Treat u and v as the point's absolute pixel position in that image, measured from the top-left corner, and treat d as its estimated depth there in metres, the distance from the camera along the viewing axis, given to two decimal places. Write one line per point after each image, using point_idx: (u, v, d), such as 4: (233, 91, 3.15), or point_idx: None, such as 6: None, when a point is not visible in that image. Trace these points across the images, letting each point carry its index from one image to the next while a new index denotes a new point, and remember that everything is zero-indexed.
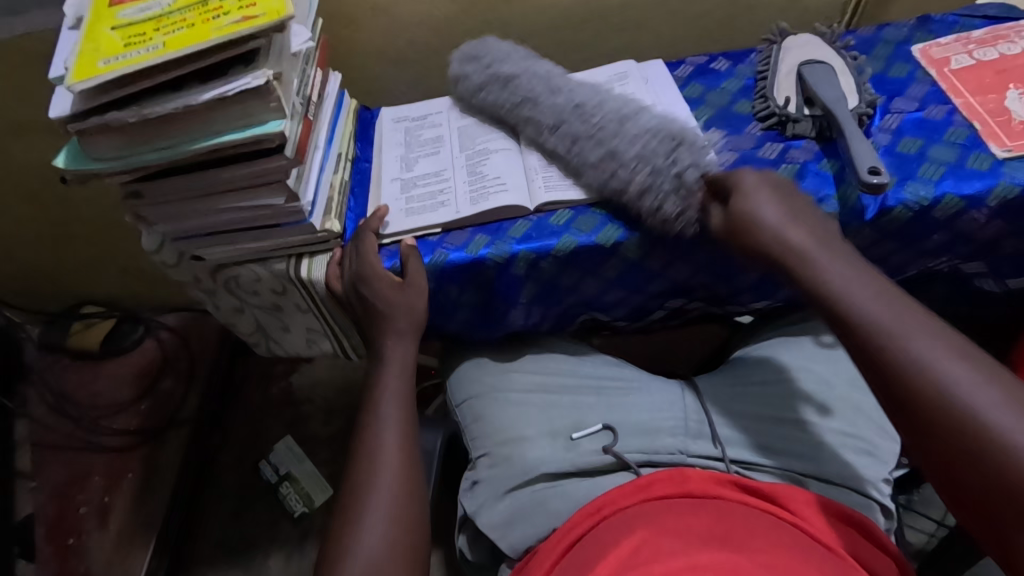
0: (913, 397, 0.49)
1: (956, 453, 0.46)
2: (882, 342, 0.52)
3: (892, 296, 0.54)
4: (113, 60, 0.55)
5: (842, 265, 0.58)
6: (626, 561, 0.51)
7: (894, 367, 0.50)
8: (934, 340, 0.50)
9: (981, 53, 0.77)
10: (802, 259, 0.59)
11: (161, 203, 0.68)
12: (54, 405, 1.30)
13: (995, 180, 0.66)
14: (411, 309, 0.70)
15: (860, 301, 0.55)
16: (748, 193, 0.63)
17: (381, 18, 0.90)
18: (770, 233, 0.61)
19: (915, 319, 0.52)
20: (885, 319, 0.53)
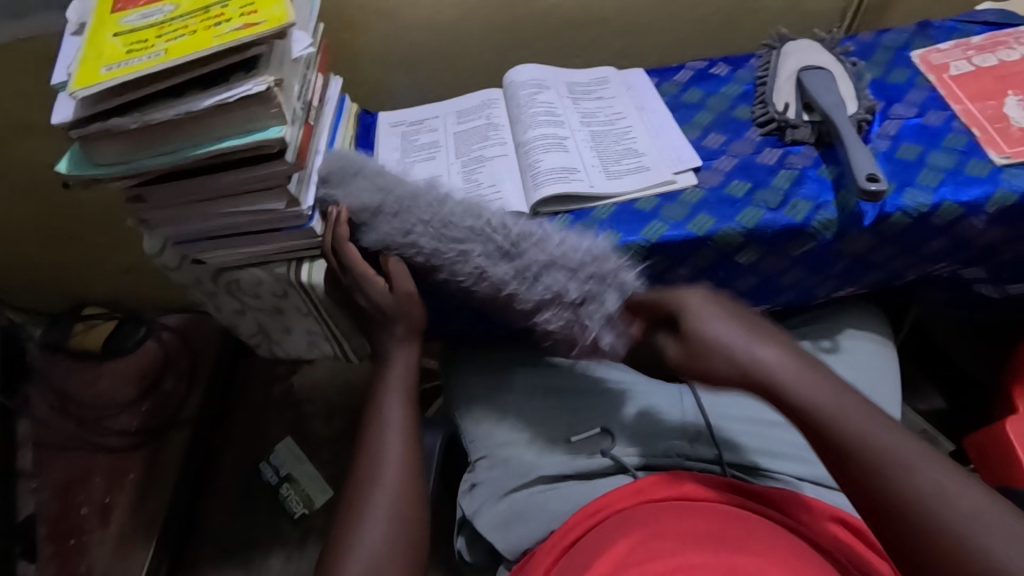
0: (926, 548, 0.44)
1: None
2: (873, 468, 0.47)
3: (855, 408, 0.50)
4: (116, 66, 0.56)
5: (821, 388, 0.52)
6: (620, 560, 0.51)
7: (895, 503, 0.46)
8: (925, 466, 0.46)
9: (981, 59, 0.77)
10: (778, 384, 0.53)
11: (163, 208, 0.68)
12: (57, 406, 1.30)
13: (994, 187, 0.66)
14: (409, 315, 0.70)
15: (843, 423, 0.49)
16: (697, 315, 0.57)
17: (383, 22, 0.90)
18: (737, 352, 0.54)
19: (891, 437, 0.48)
20: (872, 443, 0.48)
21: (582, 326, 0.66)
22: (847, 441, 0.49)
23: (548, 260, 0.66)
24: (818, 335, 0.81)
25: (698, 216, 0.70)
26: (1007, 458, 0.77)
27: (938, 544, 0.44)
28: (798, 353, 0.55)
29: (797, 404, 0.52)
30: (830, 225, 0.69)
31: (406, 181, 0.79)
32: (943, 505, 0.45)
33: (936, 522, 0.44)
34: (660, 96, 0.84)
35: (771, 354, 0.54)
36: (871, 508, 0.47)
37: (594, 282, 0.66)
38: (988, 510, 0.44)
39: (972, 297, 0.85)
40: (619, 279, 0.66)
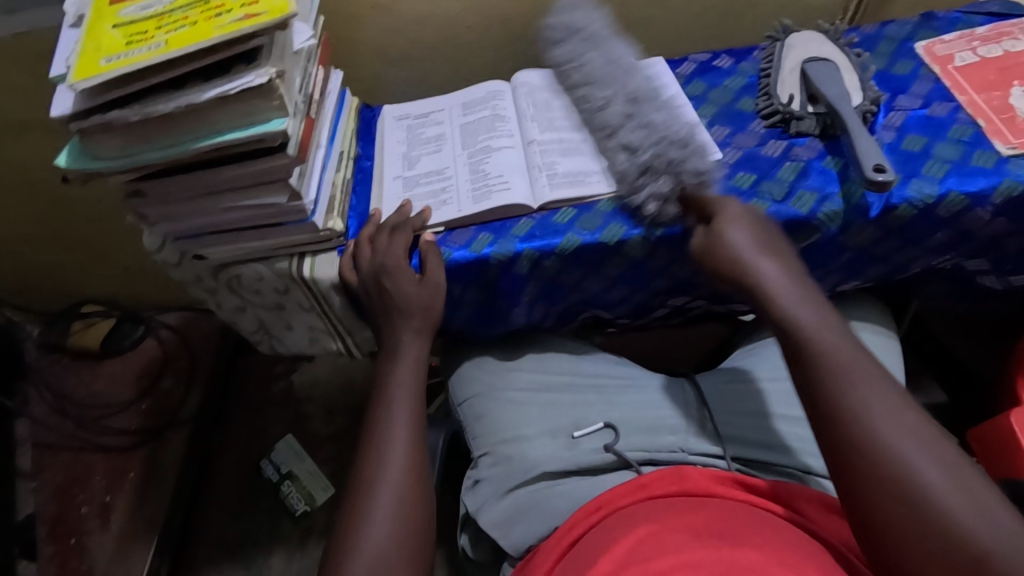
0: (849, 447, 0.48)
1: (867, 502, 0.46)
2: (824, 378, 0.51)
3: (831, 325, 0.55)
4: (115, 58, 0.55)
5: (807, 303, 0.57)
6: (624, 559, 0.50)
7: (829, 409, 0.50)
8: (875, 385, 0.49)
9: (985, 50, 0.77)
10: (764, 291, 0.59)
11: (163, 202, 0.68)
12: (55, 405, 1.29)
13: (1000, 178, 0.65)
14: (430, 308, 0.70)
15: (816, 332, 0.54)
16: (727, 218, 0.64)
17: (383, 16, 0.89)
18: (738, 255, 0.61)
19: (853, 354, 0.52)
20: (827, 355, 0.52)
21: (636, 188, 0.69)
22: (810, 348, 0.53)
23: (648, 124, 0.71)
24: None
25: None
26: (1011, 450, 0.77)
27: (853, 448, 0.47)
28: (796, 273, 0.60)
29: (779, 310, 0.57)
30: (835, 218, 0.68)
31: (409, 175, 0.79)
32: (874, 419, 0.48)
33: (859, 432, 0.47)
34: (680, 86, 0.83)
35: (771, 265, 0.60)
36: (810, 410, 0.51)
37: (655, 161, 0.68)
38: (919, 434, 0.47)
39: (975, 289, 0.85)
40: (688, 158, 0.67)
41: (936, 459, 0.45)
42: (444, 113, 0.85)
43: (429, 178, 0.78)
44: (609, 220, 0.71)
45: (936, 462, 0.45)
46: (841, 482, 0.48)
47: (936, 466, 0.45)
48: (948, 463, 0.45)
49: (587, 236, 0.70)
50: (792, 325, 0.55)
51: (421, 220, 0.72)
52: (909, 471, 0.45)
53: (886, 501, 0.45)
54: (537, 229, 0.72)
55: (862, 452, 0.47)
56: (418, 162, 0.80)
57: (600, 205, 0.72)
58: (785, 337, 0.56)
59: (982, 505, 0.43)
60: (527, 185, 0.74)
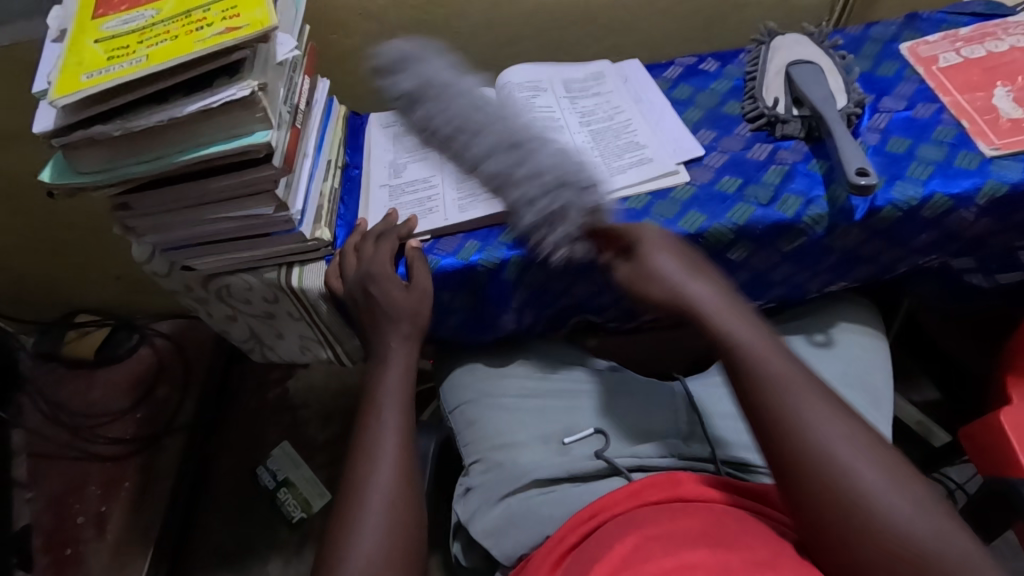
0: (798, 465, 0.49)
1: (816, 513, 0.48)
2: (767, 394, 0.53)
3: (764, 340, 0.56)
4: (96, 73, 0.55)
5: (742, 322, 0.58)
6: (620, 562, 0.50)
7: (774, 425, 0.51)
8: (814, 398, 0.52)
9: (968, 51, 0.77)
10: (698, 309, 0.59)
11: (150, 214, 0.68)
12: (49, 415, 1.29)
13: (983, 179, 0.66)
14: (418, 314, 0.69)
15: (753, 347, 0.56)
16: (650, 245, 0.64)
17: (370, 23, 0.89)
18: (673, 283, 0.61)
19: (785, 365, 0.54)
20: (768, 370, 0.54)
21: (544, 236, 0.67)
22: (751, 364, 0.54)
23: (602, 142, 0.76)
24: (811, 330, 0.81)
25: (688, 213, 0.70)
26: (1001, 448, 0.77)
27: (800, 461, 0.49)
28: (728, 290, 0.61)
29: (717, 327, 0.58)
30: (821, 221, 0.68)
31: (397, 183, 0.79)
32: (815, 431, 0.50)
33: (803, 444, 0.50)
34: (665, 91, 0.83)
35: (703, 288, 0.61)
36: (756, 425, 0.53)
37: (552, 189, 0.66)
38: (856, 437, 0.50)
39: (964, 289, 0.85)
40: (581, 188, 0.65)
41: (877, 465, 0.48)
42: None
43: (417, 186, 0.78)
44: None
45: (876, 466, 0.48)
46: (792, 495, 0.49)
47: (879, 473, 0.48)
48: (888, 467, 0.48)
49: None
50: (728, 340, 0.57)
51: (408, 228, 0.72)
52: (852, 478, 0.48)
53: (832, 513, 0.47)
54: (523, 236, 0.72)
55: (805, 464, 0.49)
56: (406, 170, 0.80)
57: None
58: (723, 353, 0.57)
59: (916, 500, 0.46)
60: None
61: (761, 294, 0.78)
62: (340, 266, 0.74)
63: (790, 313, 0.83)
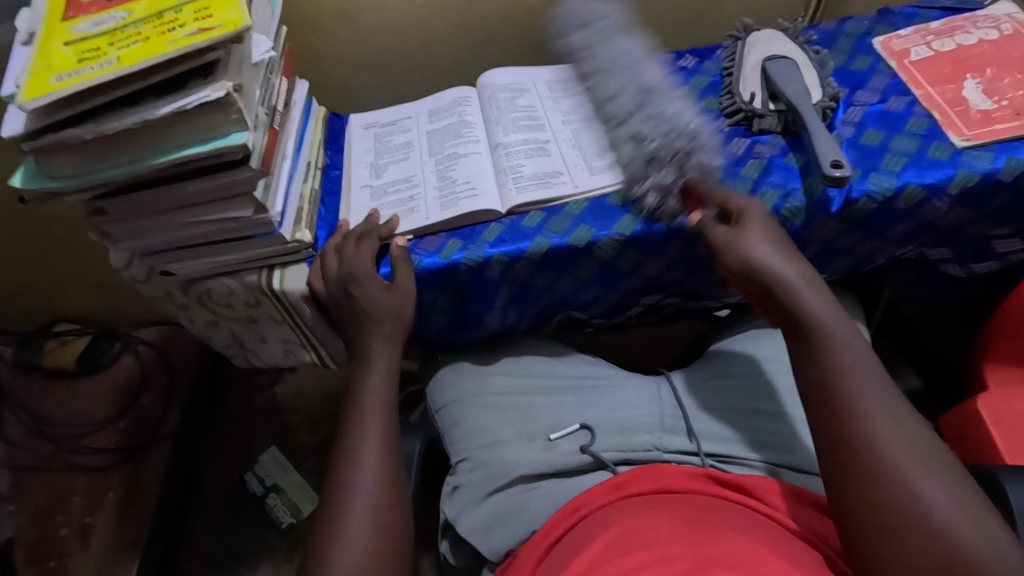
0: (860, 452, 0.50)
1: (861, 501, 0.49)
2: (845, 379, 0.53)
3: (847, 326, 0.57)
4: (65, 76, 0.54)
5: (826, 303, 0.58)
6: (597, 557, 0.50)
7: (843, 411, 0.52)
8: (892, 395, 0.52)
9: (940, 44, 0.78)
10: (780, 284, 0.60)
11: (126, 219, 0.67)
12: (31, 426, 1.28)
13: (955, 169, 0.67)
14: (400, 313, 0.69)
15: (831, 329, 0.56)
16: (756, 218, 0.65)
17: (348, 25, 0.89)
18: (755, 257, 0.61)
19: (866, 358, 0.54)
20: (841, 360, 0.54)
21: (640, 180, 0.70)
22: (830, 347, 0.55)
23: (671, 113, 0.73)
24: None
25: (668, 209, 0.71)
26: (979, 434, 0.78)
27: (866, 451, 0.50)
28: (813, 277, 0.61)
29: (799, 307, 0.58)
30: (798, 213, 0.69)
31: (378, 184, 0.79)
32: (887, 427, 0.50)
33: (870, 434, 0.50)
34: None
35: (793, 269, 0.61)
36: (823, 404, 0.54)
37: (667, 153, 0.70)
38: (925, 447, 0.50)
39: (940, 279, 0.87)
40: (698, 154, 0.69)
41: (938, 475, 0.48)
42: (412, 120, 0.85)
43: (398, 186, 0.78)
44: (577, 222, 0.71)
45: (936, 476, 0.48)
46: (844, 481, 0.50)
47: (937, 483, 0.47)
48: (948, 479, 0.48)
49: (557, 238, 0.70)
50: (806, 317, 0.57)
51: (390, 227, 0.72)
52: (909, 480, 0.48)
53: (884, 505, 0.47)
54: (507, 233, 0.72)
55: (869, 453, 0.50)
56: (386, 171, 0.80)
57: (570, 207, 0.73)
58: (798, 330, 0.58)
59: (974, 519, 0.45)
60: (495, 190, 0.74)
61: None
62: (322, 267, 0.73)
63: None
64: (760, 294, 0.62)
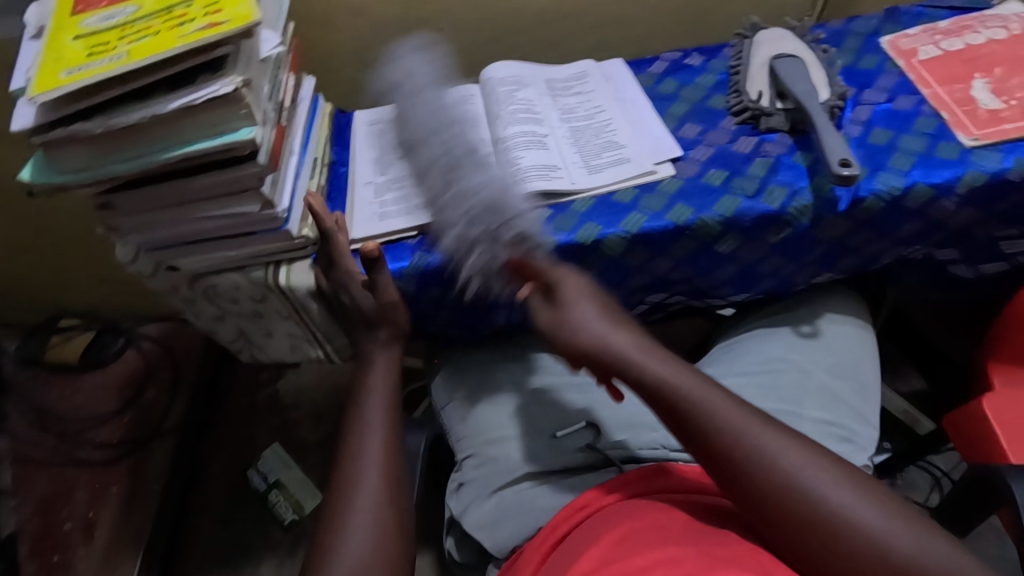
0: (764, 496, 0.52)
1: (791, 536, 0.50)
2: (717, 434, 0.54)
3: (691, 377, 0.58)
4: (76, 69, 0.54)
5: (667, 366, 0.59)
6: (603, 557, 0.50)
7: (733, 471, 0.53)
8: (755, 425, 0.55)
9: (948, 43, 0.78)
10: (624, 359, 0.60)
11: (134, 213, 0.67)
12: (35, 421, 1.28)
13: (963, 169, 0.67)
14: (394, 313, 0.70)
15: (686, 390, 0.57)
16: (572, 290, 0.64)
17: (355, 20, 0.89)
18: (592, 335, 0.61)
19: (723, 406, 0.56)
20: (707, 415, 0.55)
21: (462, 259, 0.68)
22: (692, 405, 0.56)
23: (460, 186, 0.68)
24: (798, 321, 0.81)
25: (676, 206, 0.71)
26: (983, 435, 0.78)
27: (768, 492, 0.52)
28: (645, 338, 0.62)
29: (644, 375, 0.59)
30: (806, 212, 0.69)
31: (384, 180, 0.79)
32: (775, 453, 0.53)
33: (768, 471, 0.52)
34: (644, 90, 0.84)
35: (623, 337, 0.61)
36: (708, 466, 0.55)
37: (489, 230, 0.66)
38: (810, 459, 0.53)
39: (947, 279, 0.87)
40: (508, 228, 0.65)
41: (838, 482, 0.51)
42: None
43: (404, 183, 0.78)
44: (583, 220, 0.71)
45: (835, 481, 0.51)
46: (766, 526, 0.52)
47: (840, 488, 0.51)
48: (844, 478, 0.52)
49: (564, 235, 0.70)
50: (658, 385, 0.58)
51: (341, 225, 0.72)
52: (818, 499, 0.50)
53: (809, 536, 0.50)
54: None
55: (777, 492, 0.51)
56: (392, 168, 0.81)
57: (576, 205, 0.73)
58: (664, 399, 0.58)
59: (875, 507, 0.50)
60: None
61: (749, 285, 0.79)
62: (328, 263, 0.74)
63: (775, 305, 0.84)
64: (608, 370, 0.61)
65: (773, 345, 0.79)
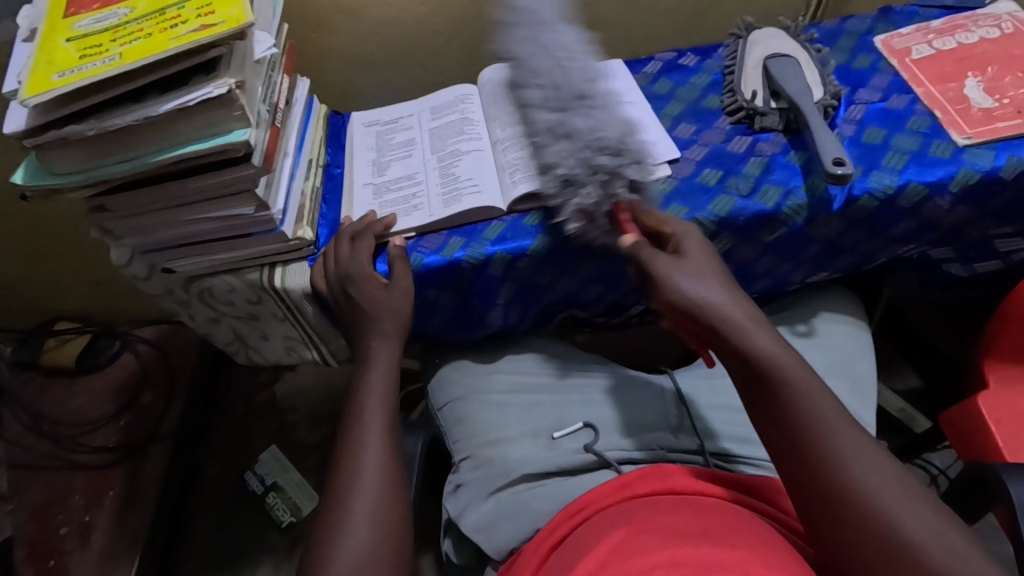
0: (834, 495, 0.49)
1: (845, 549, 0.48)
2: (805, 424, 0.52)
3: (794, 360, 0.54)
4: (68, 72, 0.54)
5: (773, 342, 0.56)
6: (604, 559, 0.50)
7: (811, 462, 0.51)
8: (849, 432, 0.51)
9: (941, 43, 0.78)
10: (729, 327, 0.57)
11: (128, 216, 0.67)
12: (31, 425, 1.27)
13: (957, 167, 0.67)
14: (398, 312, 0.69)
15: (789, 370, 0.54)
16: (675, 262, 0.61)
17: (350, 22, 0.89)
18: (687, 300, 0.59)
19: (823, 399, 0.52)
20: (805, 404, 0.52)
21: (562, 203, 0.68)
22: (787, 386, 0.53)
23: (571, 131, 0.69)
24: (793, 321, 0.81)
25: (672, 206, 0.71)
26: (980, 433, 0.78)
27: (838, 493, 0.49)
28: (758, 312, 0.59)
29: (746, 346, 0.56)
30: (800, 211, 0.69)
31: (381, 181, 0.79)
32: (854, 464, 0.49)
33: (841, 478, 0.49)
34: (647, 86, 0.84)
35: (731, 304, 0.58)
36: (785, 447, 0.52)
37: (595, 171, 0.67)
38: (899, 486, 0.48)
39: (941, 278, 0.87)
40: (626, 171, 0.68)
41: (922, 516, 0.47)
42: (415, 118, 0.85)
43: (401, 183, 0.78)
44: None
45: (917, 513, 0.47)
46: (825, 526, 0.49)
47: (922, 522, 0.46)
48: (931, 515, 0.47)
49: (491, 245, 0.71)
50: (757, 358, 0.55)
51: (385, 225, 0.72)
52: (895, 525, 0.46)
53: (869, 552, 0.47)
54: (509, 231, 0.72)
55: (851, 500, 0.48)
56: (389, 168, 0.80)
57: None
58: (751, 373, 0.55)
59: (952, 548, 0.45)
60: (498, 187, 0.74)
61: (745, 285, 0.79)
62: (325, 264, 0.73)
63: (771, 305, 0.84)
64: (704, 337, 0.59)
65: None
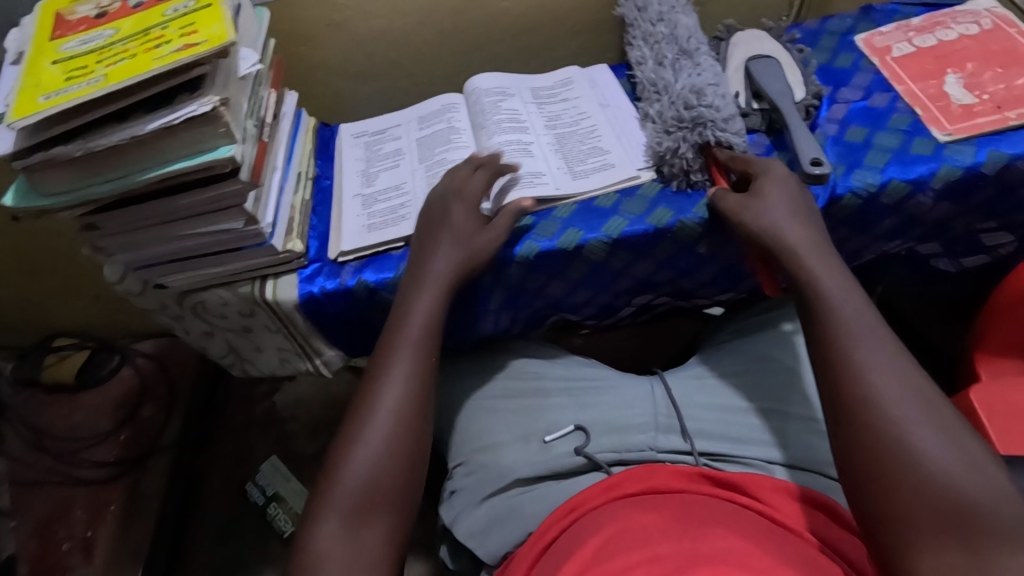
0: (859, 402, 0.50)
1: (862, 452, 0.48)
2: (841, 337, 0.54)
3: (843, 284, 0.57)
4: (54, 94, 0.55)
5: (829, 270, 0.58)
6: (589, 560, 0.50)
7: (837, 368, 0.52)
8: (887, 355, 0.52)
9: (921, 40, 0.79)
10: (778, 245, 0.60)
11: (119, 233, 0.67)
12: (32, 441, 1.28)
13: (938, 164, 0.67)
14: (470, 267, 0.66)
15: (831, 290, 0.56)
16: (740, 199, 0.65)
17: (336, 35, 0.90)
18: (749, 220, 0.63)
19: (863, 317, 0.54)
20: (844, 319, 0.54)
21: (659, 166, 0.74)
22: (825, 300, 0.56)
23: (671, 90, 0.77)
24: (782, 319, 0.81)
25: (656, 209, 0.72)
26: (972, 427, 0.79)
27: (858, 402, 0.50)
28: (818, 240, 0.61)
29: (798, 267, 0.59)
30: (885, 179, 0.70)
31: (369, 192, 0.79)
32: (882, 380, 0.50)
33: (866, 390, 0.50)
34: (627, 95, 0.86)
35: (793, 233, 0.61)
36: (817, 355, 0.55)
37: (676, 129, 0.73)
38: (928, 416, 0.48)
39: (932, 273, 0.88)
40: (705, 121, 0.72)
41: (947, 443, 0.46)
42: (402, 128, 0.86)
43: (389, 194, 0.78)
44: (565, 226, 0.72)
45: (943, 439, 0.47)
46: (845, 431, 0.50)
47: (946, 450, 0.46)
48: (959, 447, 0.46)
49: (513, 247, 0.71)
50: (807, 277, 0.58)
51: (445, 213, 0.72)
52: (914, 445, 0.47)
53: (882, 459, 0.47)
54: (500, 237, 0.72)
55: (871, 413, 0.49)
56: (377, 178, 0.81)
57: (558, 211, 0.73)
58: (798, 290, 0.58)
59: (975, 473, 0.45)
60: None
61: (734, 284, 0.81)
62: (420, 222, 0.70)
63: (761, 304, 0.84)
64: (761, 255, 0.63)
65: (758, 344, 0.79)
